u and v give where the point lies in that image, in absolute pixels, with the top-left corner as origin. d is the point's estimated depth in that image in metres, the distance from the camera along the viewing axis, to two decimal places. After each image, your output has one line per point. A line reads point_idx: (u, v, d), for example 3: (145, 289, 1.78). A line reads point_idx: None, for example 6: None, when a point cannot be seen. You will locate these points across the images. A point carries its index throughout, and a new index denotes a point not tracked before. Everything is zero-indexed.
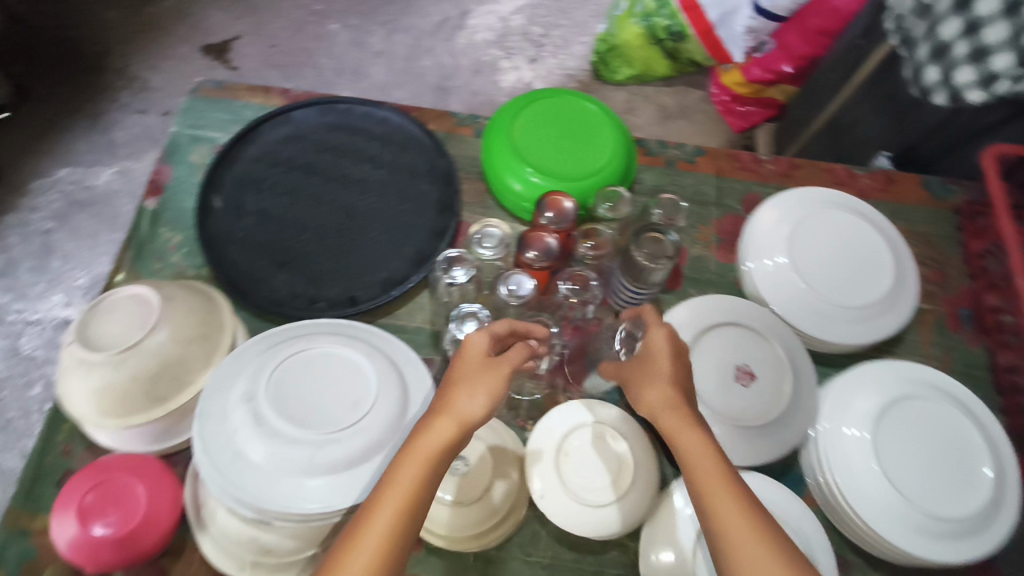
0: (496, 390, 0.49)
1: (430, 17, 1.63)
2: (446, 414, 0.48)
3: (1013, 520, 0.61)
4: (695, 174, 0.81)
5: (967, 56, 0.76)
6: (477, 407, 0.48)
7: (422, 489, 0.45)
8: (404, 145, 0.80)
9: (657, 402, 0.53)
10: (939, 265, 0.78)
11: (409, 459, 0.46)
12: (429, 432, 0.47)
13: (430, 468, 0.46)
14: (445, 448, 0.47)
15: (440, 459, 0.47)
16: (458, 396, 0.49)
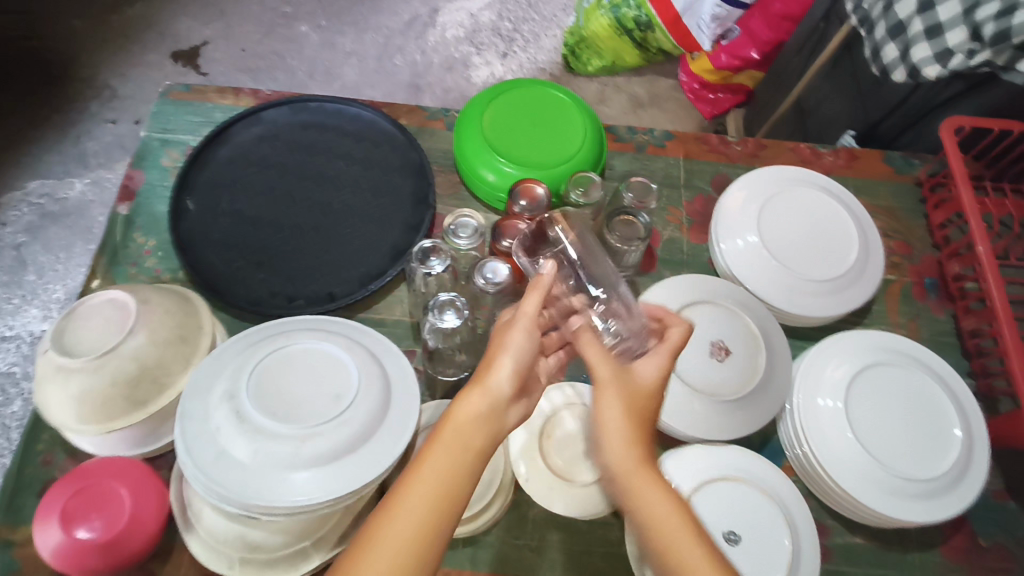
0: (523, 351, 0.47)
1: (399, 16, 1.63)
2: (481, 389, 0.46)
3: (983, 478, 0.63)
4: (665, 159, 0.83)
5: (923, 33, 0.79)
6: (505, 371, 0.46)
7: (452, 476, 0.43)
8: (377, 141, 0.81)
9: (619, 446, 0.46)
10: (904, 237, 0.81)
11: (445, 441, 0.44)
12: (465, 410, 0.45)
13: (466, 452, 0.43)
14: (482, 427, 0.44)
15: (478, 440, 0.44)
16: (492, 369, 0.46)
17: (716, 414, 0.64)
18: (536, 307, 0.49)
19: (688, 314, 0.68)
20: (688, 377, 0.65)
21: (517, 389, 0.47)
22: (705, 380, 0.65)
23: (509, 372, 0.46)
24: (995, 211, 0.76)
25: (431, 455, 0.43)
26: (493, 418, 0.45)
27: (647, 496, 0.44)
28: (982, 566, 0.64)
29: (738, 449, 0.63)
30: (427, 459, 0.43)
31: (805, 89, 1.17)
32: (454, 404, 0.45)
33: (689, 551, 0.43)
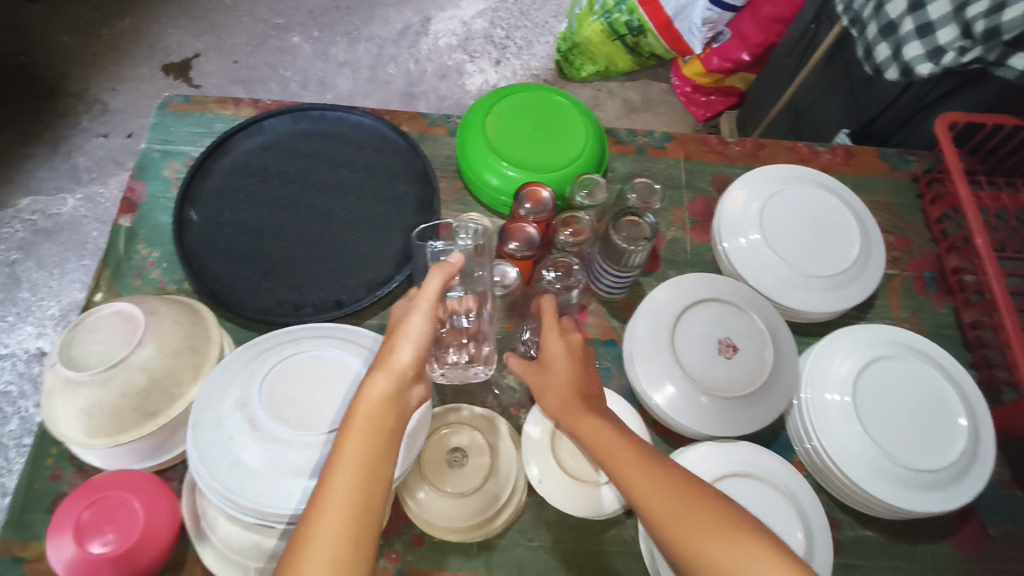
0: (421, 333, 0.51)
1: (391, 25, 1.64)
2: (385, 374, 0.49)
3: (990, 466, 0.64)
4: (665, 160, 0.84)
5: (915, 31, 0.80)
6: (406, 352, 0.50)
7: (374, 456, 0.45)
8: (379, 148, 0.81)
9: (557, 404, 0.57)
10: (903, 232, 0.82)
11: (356, 430, 0.46)
12: (368, 397, 0.47)
13: (379, 438, 0.46)
14: (386, 408, 0.47)
15: (388, 425, 0.47)
16: (389, 354, 0.50)
17: (728, 412, 0.64)
18: (434, 293, 0.52)
19: (695, 313, 0.68)
20: (698, 375, 0.65)
21: (420, 369, 0.51)
22: (713, 377, 0.65)
23: (410, 354, 0.50)
24: (992, 205, 0.77)
25: (346, 448, 0.45)
26: (399, 399, 0.48)
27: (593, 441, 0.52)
28: (993, 555, 0.65)
29: (750, 446, 0.64)
30: (342, 450, 0.45)
31: (798, 90, 1.18)
32: (356, 396, 0.47)
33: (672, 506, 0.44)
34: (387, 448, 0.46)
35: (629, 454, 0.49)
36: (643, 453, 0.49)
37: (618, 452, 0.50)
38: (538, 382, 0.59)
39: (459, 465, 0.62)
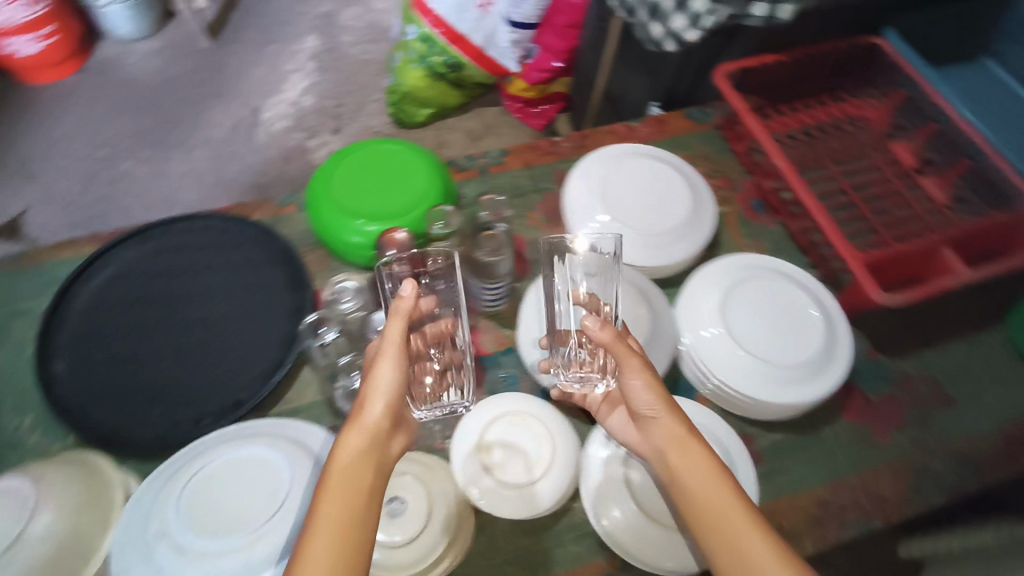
0: (390, 386, 0.53)
1: (222, 125, 1.64)
2: (356, 432, 0.51)
3: (849, 341, 0.73)
4: (507, 173, 0.90)
5: (675, 7, 0.92)
6: (376, 408, 0.52)
7: (348, 522, 0.46)
8: (234, 243, 0.81)
9: (654, 402, 0.56)
10: (724, 174, 0.92)
11: (329, 496, 0.47)
12: (342, 457, 0.49)
13: (352, 502, 0.47)
14: (363, 464, 0.49)
15: (362, 484, 0.48)
16: (360, 410, 0.52)
17: None
18: (395, 338, 0.55)
19: None
20: None
21: (392, 422, 0.53)
22: None
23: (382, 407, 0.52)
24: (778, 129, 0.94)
25: (322, 508, 0.46)
26: (372, 456, 0.50)
27: (676, 454, 0.54)
28: (879, 416, 0.75)
29: None
30: (319, 510, 0.46)
31: (608, 79, 1.31)
32: (331, 457, 0.49)
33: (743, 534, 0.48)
34: (366, 507, 0.47)
35: (707, 477, 0.52)
36: (721, 472, 0.52)
37: (690, 448, 0.54)
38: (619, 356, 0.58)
39: (399, 513, 0.61)
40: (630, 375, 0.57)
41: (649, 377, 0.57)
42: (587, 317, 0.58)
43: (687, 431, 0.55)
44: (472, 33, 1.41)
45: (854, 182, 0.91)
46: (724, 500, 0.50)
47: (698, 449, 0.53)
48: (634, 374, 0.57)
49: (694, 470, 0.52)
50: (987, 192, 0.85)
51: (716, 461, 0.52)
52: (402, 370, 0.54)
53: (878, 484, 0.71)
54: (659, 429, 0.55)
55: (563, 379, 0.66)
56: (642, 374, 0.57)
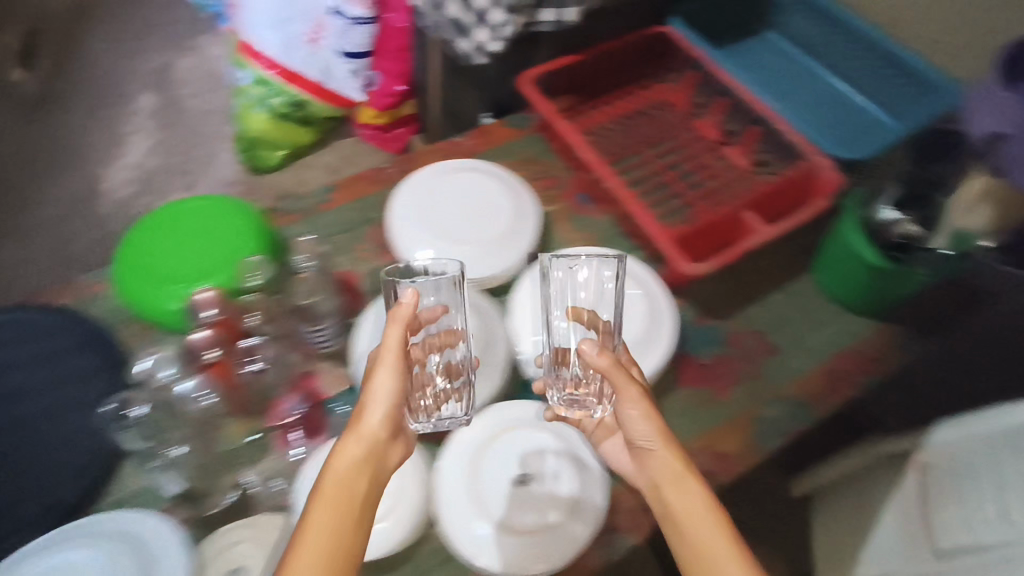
0: (389, 395, 0.53)
1: (56, 202, 1.52)
2: (355, 439, 0.51)
3: (672, 315, 0.77)
4: (333, 209, 0.88)
5: (478, 22, 0.92)
6: (376, 415, 0.52)
7: (340, 528, 0.46)
8: (34, 334, 0.74)
9: (652, 428, 0.56)
10: (548, 173, 0.95)
11: (325, 500, 0.47)
12: (336, 463, 0.49)
13: (350, 507, 0.47)
14: (357, 478, 0.49)
15: (358, 492, 0.48)
16: (360, 418, 0.52)
17: None
18: (395, 343, 0.55)
19: None
20: None
21: (389, 431, 0.53)
22: None
23: (381, 415, 0.52)
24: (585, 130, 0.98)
25: (313, 515, 0.46)
26: (369, 462, 0.50)
27: (669, 488, 0.53)
28: (713, 379, 0.79)
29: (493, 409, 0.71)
30: (311, 516, 0.46)
31: (444, 95, 1.32)
32: (329, 460, 0.49)
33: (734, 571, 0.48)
34: (354, 525, 0.46)
35: (698, 509, 0.52)
36: (720, 512, 0.52)
37: (684, 483, 0.53)
38: (617, 379, 0.58)
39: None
40: (626, 403, 0.57)
41: (643, 402, 0.57)
42: (584, 341, 0.58)
43: (686, 470, 0.54)
44: (308, 70, 1.41)
45: (667, 161, 0.97)
46: (724, 552, 0.49)
47: (695, 491, 0.53)
48: (629, 402, 0.57)
49: (692, 509, 0.52)
50: (778, 155, 0.93)
51: (714, 500, 0.52)
52: (400, 380, 0.54)
53: (720, 443, 0.75)
54: (657, 458, 0.56)
55: (557, 400, 0.65)
56: (642, 403, 0.58)
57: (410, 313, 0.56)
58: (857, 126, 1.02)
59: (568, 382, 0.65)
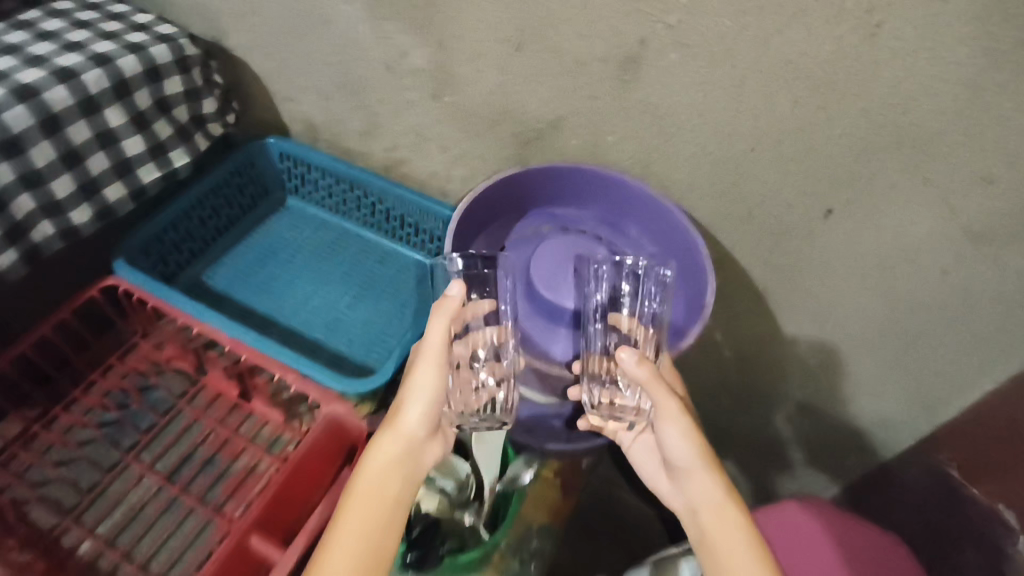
0: (429, 397, 0.56)
1: None
2: (393, 438, 0.55)
3: None
4: None
5: None
6: (414, 415, 0.55)
7: (373, 536, 0.51)
8: None
9: (688, 436, 0.56)
10: None
11: (358, 502, 0.52)
12: (379, 461, 0.53)
13: (383, 511, 0.52)
14: (394, 472, 0.53)
15: (387, 501, 0.52)
16: (398, 416, 0.55)
17: None
18: (441, 341, 0.56)
19: None
20: None
21: (427, 429, 0.56)
22: None
23: (417, 415, 0.55)
24: (46, 469, 0.69)
25: (350, 518, 0.51)
26: (407, 460, 0.54)
27: (704, 492, 0.55)
28: None
29: None
30: (337, 533, 0.51)
31: None
32: (368, 453, 0.54)
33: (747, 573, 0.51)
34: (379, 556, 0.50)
35: (737, 514, 0.54)
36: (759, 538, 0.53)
37: (726, 511, 0.54)
38: (661, 410, 0.56)
39: None
40: (660, 413, 0.57)
41: (670, 406, 0.56)
42: (624, 350, 0.56)
43: (724, 495, 0.54)
44: None
45: (171, 465, 0.72)
46: (732, 527, 0.53)
47: (735, 518, 0.54)
48: (669, 428, 0.56)
49: (710, 514, 0.54)
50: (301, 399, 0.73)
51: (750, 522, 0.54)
52: (443, 380, 0.56)
53: None
54: (704, 453, 0.56)
55: (592, 403, 0.63)
56: (684, 422, 0.56)
57: (456, 305, 0.57)
58: (404, 279, 0.90)
59: (609, 390, 0.63)
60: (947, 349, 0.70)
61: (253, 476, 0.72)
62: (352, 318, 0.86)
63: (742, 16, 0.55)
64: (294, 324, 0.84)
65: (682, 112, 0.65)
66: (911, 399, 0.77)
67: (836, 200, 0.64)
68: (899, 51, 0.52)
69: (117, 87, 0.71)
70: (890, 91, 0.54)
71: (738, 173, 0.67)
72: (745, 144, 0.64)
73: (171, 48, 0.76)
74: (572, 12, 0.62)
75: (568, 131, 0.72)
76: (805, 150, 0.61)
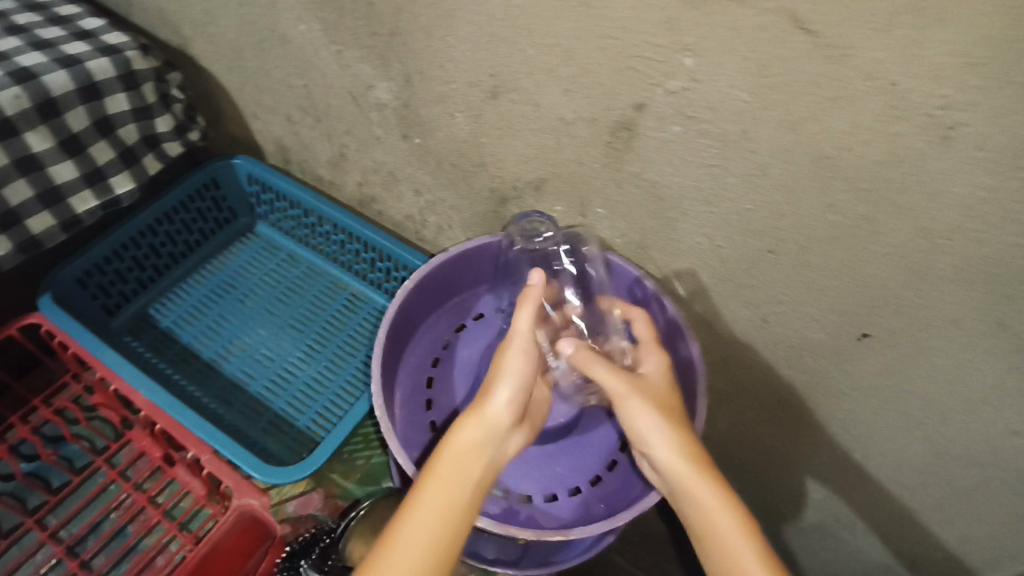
0: (524, 368, 0.43)
1: None
2: (475, 420, 0.41)
3: None
4: None
5: None
6: (501, 397, 0.42)
7: (454, 522, 0.38)
8: None
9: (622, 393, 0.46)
10: None
11: (434, 482, 0.39)
12: (459, 444, 0.40)
13: (464, 493, 0.39)
14: (477, 460, 0.40)
15: (474, 482, 0.39)
16: (481, 398, 0.42)
17: None
18: (530, 324, 0.46)
19: None
20: None
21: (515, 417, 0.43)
22: None
23: (506, 397, 0.42)
24: None
25: (421, 501, 0.38)
26: (494, 450, 0.41)
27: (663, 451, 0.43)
28: None
29: None
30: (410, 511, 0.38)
31: None
32: (443, 440, 0.40)
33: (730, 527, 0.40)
34: (456, 554, 0.37)
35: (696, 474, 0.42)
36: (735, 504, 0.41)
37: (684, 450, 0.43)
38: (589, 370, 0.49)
39: None
40: (628, 396, 0.44)
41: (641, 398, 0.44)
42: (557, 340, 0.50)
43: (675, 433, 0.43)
44: None
45: (76, 534, 0.66)
46: (744, 559, 0.39)
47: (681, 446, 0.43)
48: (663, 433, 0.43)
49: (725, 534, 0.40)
50: (217, 482, 0.65)
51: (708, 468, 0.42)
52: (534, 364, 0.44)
53: None
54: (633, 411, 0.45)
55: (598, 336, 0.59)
56: (666, 423, 0.44)
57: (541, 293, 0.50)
58: (368, 330, 0.80)
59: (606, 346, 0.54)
60: (992, 505, 0.56)
61: (161, 557, 0.65)
62: (302, 373, 0.76)
63: (765, 91, 0.42)
64: (237, 374, 0.75)
65: (686, 194, 0.51)
66: (947, 546, 0.63)
67: (874, 321, 0.50)
68: (979, 162, 0.38)
69: (41, 107, 0.61)
70: (959, 208, 0.40)
71: (753, 270, 0.53)
72: (761, 242, 0.51)
73: (113, 60, 0.66)
74: (553, 62, 0.49)
75: (551, 195, 0.60)
76: (838, 260, 0.48)
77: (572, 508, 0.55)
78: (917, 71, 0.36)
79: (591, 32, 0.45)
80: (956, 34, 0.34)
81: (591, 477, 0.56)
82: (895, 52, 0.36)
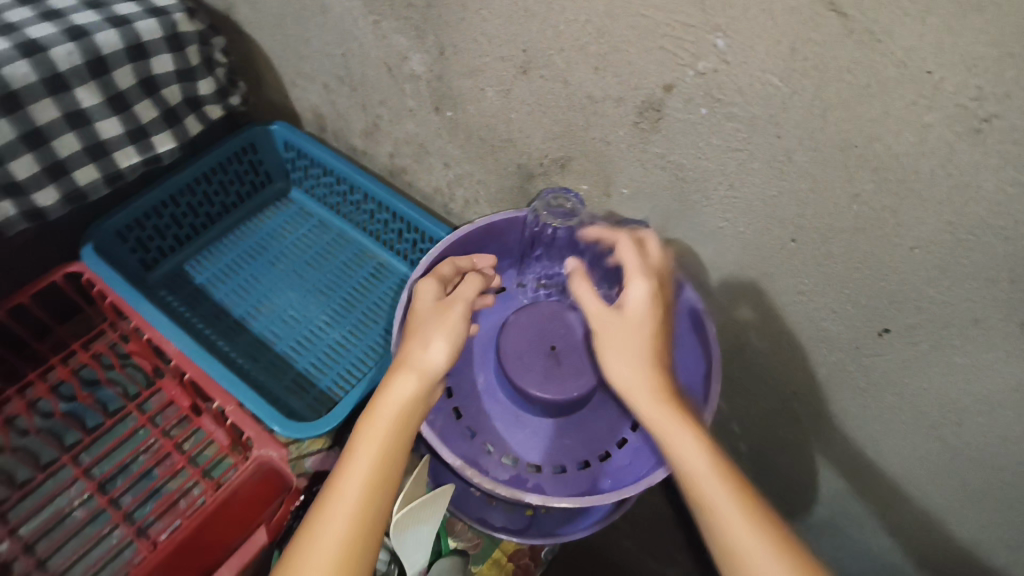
0: (455, 329, 0.47)
1: None
2: (409, 369, 0.45)
3: None
4: None
5: None
6: (437, 352, 0.46)
7: (390, 458, 0.42)
8: None
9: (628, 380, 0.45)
10: None
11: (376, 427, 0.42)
12: (392, 397, 0.43)
13: (398, 434, 0.43)
14: (413, 408, 0.44)
15: (410, 427, 0.43)
16: (414, 349, 0.46)
17: None
18: (471, 292, 0.51)
19: None
20: None
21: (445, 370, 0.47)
22: None
23: (442, 349, 0.46)
24: None
25: (359, 444, 0.42)
26: (424, 400, 0.45)
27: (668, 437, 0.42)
28: None
29: None
30: (343, 473, 0.41)
31: None
32: (379, 391, 0.44)
33: (727, 501, 0.40)
34: (387, 491, 0.41)
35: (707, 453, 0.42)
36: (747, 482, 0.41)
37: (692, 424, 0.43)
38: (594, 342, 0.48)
39: None
40: (628, 378, 0.45)
41: (647, 382, 0.44)
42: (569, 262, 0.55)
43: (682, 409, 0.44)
44: None
45: (107, 472, 0.69)
46: (745, 529, 0.39)
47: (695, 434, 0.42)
48: (669, 424, 0.43)
49: (722, 513, 0.39)
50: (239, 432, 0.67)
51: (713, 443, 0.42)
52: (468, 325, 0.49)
53: None
54: (644, 408, 0.44)
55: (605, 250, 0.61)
56: (676, 411, 0.43)
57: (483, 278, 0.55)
58: (392, 299, 0.82)
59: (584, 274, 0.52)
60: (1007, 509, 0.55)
61: (184, 501, 0.68)
62: (327, 335, 0.78)
63: (796, 76, 0.41)
64: (265, 333, 0.78)
65: (711, 177, 0.51)
66: (959, 548, 0.62)
67: (894, 315, 0.49)
68: (1012, 157, 0.37)
69: (92, 64, 0.64)
70: (989, 203, 0.39)
71: (774, 258, 0.53)
72: (784, 230, 0.50)
73: (162, 21, 0.68)
74: (584, 38, 0.49)
75: (576, 173, 0.60)
76: (861, 251, 0.47)
77: (580, 481, 0.56)
78: (951, 59, 0.35)
79: (622, 11, 0.45)
80: (994, 24, 0.33)
81: (601, 452, 0.57)
82: (930, 39, 0.36)
